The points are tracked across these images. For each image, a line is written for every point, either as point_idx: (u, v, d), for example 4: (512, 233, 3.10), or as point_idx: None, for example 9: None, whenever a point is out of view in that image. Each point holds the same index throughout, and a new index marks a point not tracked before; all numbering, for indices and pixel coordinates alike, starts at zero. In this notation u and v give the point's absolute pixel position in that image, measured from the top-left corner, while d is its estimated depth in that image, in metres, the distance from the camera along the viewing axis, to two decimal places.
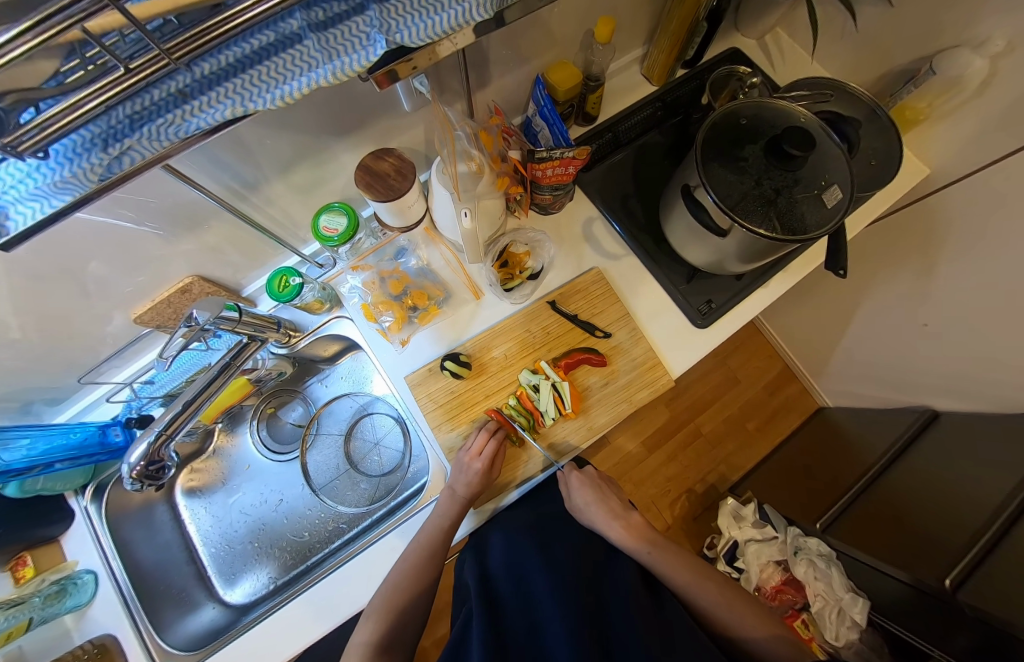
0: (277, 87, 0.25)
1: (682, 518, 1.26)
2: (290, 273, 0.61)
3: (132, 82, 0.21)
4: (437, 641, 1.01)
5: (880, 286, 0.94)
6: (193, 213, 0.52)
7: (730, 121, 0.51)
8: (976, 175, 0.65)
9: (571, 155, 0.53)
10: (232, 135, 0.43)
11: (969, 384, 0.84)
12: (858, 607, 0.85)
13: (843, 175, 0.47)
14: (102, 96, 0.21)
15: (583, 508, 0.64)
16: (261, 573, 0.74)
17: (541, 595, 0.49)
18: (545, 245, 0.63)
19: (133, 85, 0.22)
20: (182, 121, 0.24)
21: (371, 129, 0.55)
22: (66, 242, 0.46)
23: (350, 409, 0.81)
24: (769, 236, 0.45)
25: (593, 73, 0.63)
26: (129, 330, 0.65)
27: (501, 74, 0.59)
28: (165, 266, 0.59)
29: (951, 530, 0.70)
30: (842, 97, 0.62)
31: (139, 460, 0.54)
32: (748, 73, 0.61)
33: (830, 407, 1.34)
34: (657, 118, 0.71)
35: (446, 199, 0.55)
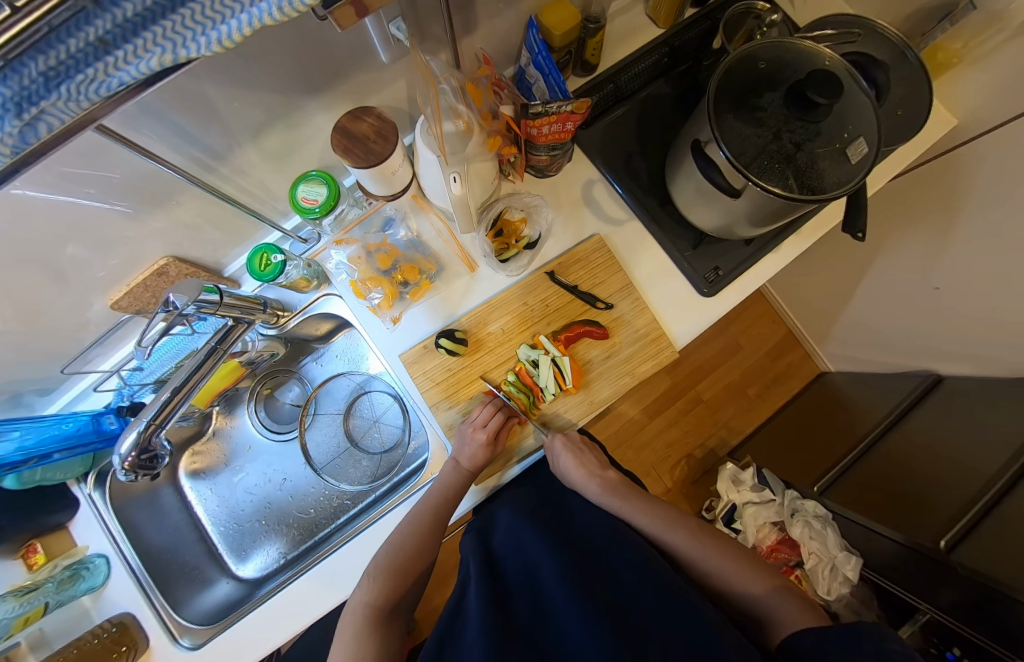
0: (215, 26, 0.19)
1: (681, 484, 1.29)
2: (271, 250, 0.57)
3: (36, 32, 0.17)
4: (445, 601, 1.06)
5: (895, 247, 0.90)
6: (157, 187, 0.48)
7: (747, 67, 0.45)
8: (1005, 127, 0.60)
9: (569, 109, 0.48)
10: (191, 94, 0.39)
11: (981, 348, 0.82)
12: (851, 564, 0.88)
13: (869, 127, 0.43)
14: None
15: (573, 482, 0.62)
16: (271, 548, 0.75)
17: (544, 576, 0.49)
18: (542, 211, 0.60)
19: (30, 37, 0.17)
20: (105, 77, 0.19)
21: (345, 84, 0.49)
22: (20, 222, 0.42)
23: (347, 388, 0.80)
24: (783, 194, 0.41)
25: (593, 14, 0.56)
26: (109, 316, 0.63)
27: (489, 16, 0.52)
28: (136, 246, 0.55)
29: (947, 496, 0.71)
30: (870, 37, 0.56)
31: (130, 450, 0.52)
32: (767, 9, 0.54)
33: (832, 372, 1.33)
34: (663, 66, 0.65)
35: (433, 164, 0.50)
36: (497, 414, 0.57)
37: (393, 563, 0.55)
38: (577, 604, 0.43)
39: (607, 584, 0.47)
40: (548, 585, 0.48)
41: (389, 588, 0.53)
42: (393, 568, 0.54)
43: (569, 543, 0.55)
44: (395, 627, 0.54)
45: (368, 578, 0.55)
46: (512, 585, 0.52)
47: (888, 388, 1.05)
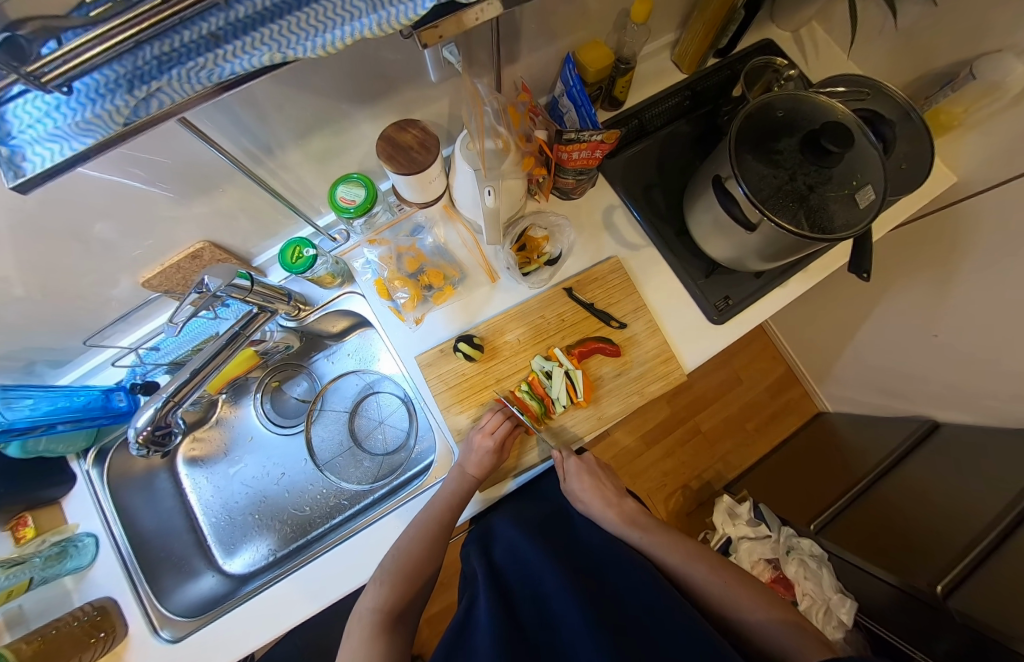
0: (318, 34, 0.22)
1: (675, 513, 1.28)
2: (304, 244, 0.59)
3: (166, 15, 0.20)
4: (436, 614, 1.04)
5: (895, 293, 0.93)
6: (206, 175, 0.51)
7: (766, 114, 0.49)
8: (1004, 188, 0.64)
9: (600, 138, 0.51)
10: (260, 93, 0.42)
11: (980, 397, 0.84)
12: (846, 607, 0.87)
13: (875, 176, 0.46)
14: (129, 28, 0.20)
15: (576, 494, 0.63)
16: (261, 544, 0.74)
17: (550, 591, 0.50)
18: (565, 231, 0.63)
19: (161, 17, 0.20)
20: (215, 66, 0.22)
21: (394, 98, 0.53)
22: (77, 196, 0.44)
23: (356, 387, 0.81)
24: (796, 231, 0.44)
25: (625, 56, 0.61)
26: (136, 294, 0.64)
27: (531, 50, 0.57)
28: (176, 229, 0.57)
29: (944, 541, 0.71)
30: (876, 96, 0.60)
31: (146, 424, 0.53)
32: (785, 65, 0.59)
33: (830, 412, 1.34)
34: (684, 107, 0.70)
35: (469, 178, 0.53)
36: (504, 423, 0.57)
37: (397, 565, 0.54)
38: (583, 620, 0.44)
39: (615, 605, 0.47)
40: (555, 598, 0.48)
41: (390, 591, 0.53)
42: (397, 571, 0.54)
43: (570, 559, 0.55)
44: (399, 631, 0.53)
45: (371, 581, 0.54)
46: (519, 594, 0.52)
47: (885, 431, 1.07)
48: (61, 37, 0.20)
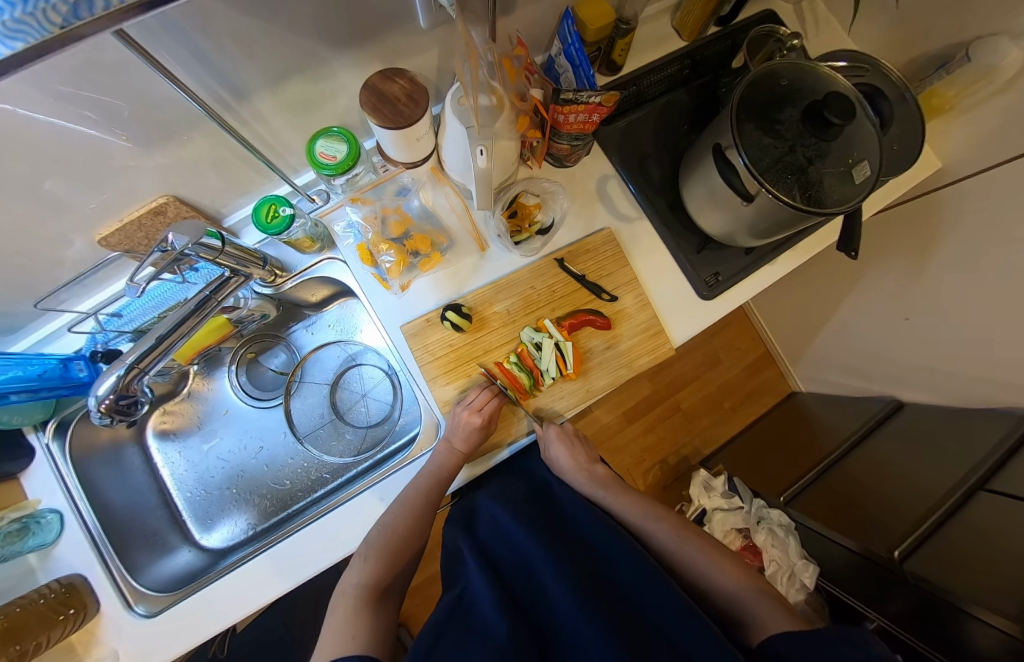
0: None
1: (654, 488, 1.33)
2: (280, 202, 0.55)
3: None
4: (429, 579, 1.06)
5: (872, 277, 0.97)
6: (168, 119, 0.46)
7: (769, 82, 0.48)
8: (985, 174, 0.66)
9: (598, 101, 0.49)
10: (230, 23, 0.38)
11: (941, 378, 0.89)
12: (808, 572, 0.93)
13: (872, 151, 0.46)
14: None
15: (563, 468, 0.63)
16: (239, 519, 0.72)
17: (538, 565, 0.50)
18: (557, 197, 0.60)
19: None
20: None
21: (380, 43, 0.49)
22: (14, 136, 0.39)
23: (337, 359, 0.78)
24: (792, 204, 0.44)
25: (626, 15, 0.58)
26: (93, 253, 0.59)
27: (528, 0, 0.53)
28: (136, 181, 0.52)
29: (903, 510, 0.77)
30: (876, 73, 0.60)
31: (106, 394, 0.50)
32: (789, 33, 0.57)
33: (803, 392, 1.40)
34: (683, 76, 0.67)
35: (460, 136, 0.50)
36: (492, 400, 0.56)
37: (384, 538, 0.54)
38: (568, 593, 0.45)
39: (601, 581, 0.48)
40: (541, 572, 0.49)
41: (379, 565, 0.53)
42: (385, 546, 0.54)
43: (555, 532, 0.56)
44: (389, 603, 0.53)
45: (360, 556, 0.54)
46: (506, 567, 0.52)
47: (852, 411, 1.13)
48: None
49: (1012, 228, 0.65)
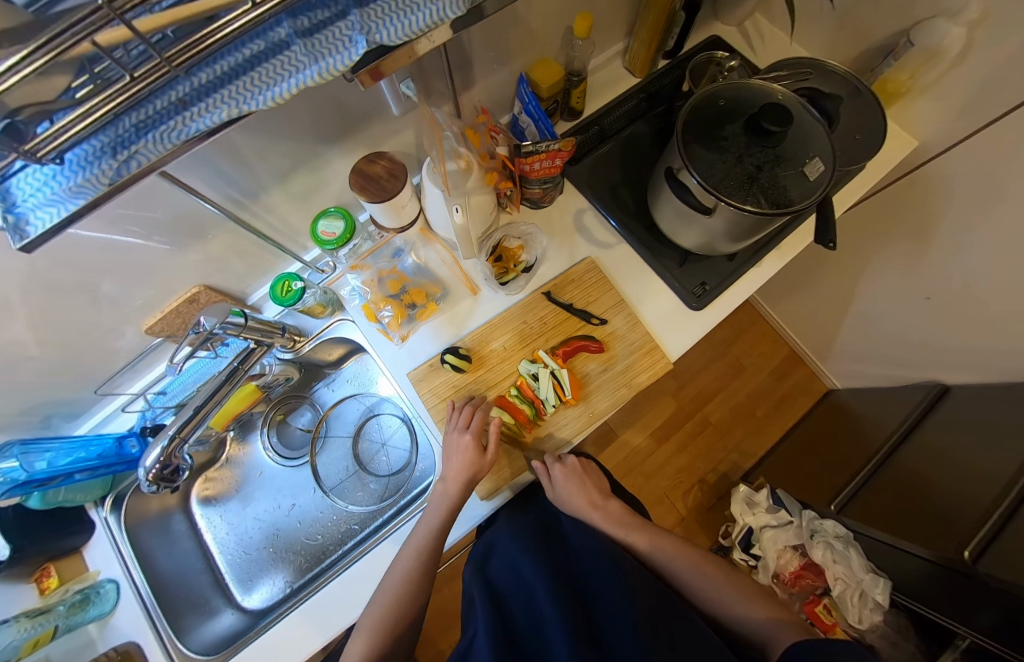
0: (269, 90, 0.28)
1: (695, 510, 1.25)
2: (292, 278, 0.63)
3: (140, 87, 0.24)
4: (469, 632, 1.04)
5: (879, 262, 0.94)
6: (197, 224, 0.54)
7: (709, 103, 0.52)
8: (965, 143, 0.66)
9: (557, 147, 0.54)
10: (232, 146, 0.46)
11: (981, 355, 0.83)
12: (880, 588, 0.84)
13: (824, 149, 0.49)
14: (111, 103, 0.24)
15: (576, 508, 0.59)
16: (277, 577, 0.75)
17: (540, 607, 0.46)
18: (536, 238, 0.65)
19: (139, 91, 0.24)
20: (184, 126, 0.27)
21: (362, 134, 0.57)
22: (78, 257, 0.48)
23: (357, 411, 0.82)
24: (755, 210, 0.46)
25: (575, 68, 0.65)
26: (140, 342, 0.68)
27: (485, 74, 0.61)
28: (174, 278, 0.61)
29: (969, 500, 0.69)
30: (822, 74, 0.65)
31: (154, 463, 0.56)
32: (725, 58, 0.63)
33: (840, 389, 1.31)
34: (641, 109, 0.73)
35: (438, 198, 0.56)
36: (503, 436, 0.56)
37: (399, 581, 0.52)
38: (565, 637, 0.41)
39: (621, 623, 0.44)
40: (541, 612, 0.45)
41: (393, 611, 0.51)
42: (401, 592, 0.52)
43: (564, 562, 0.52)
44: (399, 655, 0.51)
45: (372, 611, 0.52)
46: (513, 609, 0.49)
47: (894, 402, 1.05)
48: (52, 116, 0.25)
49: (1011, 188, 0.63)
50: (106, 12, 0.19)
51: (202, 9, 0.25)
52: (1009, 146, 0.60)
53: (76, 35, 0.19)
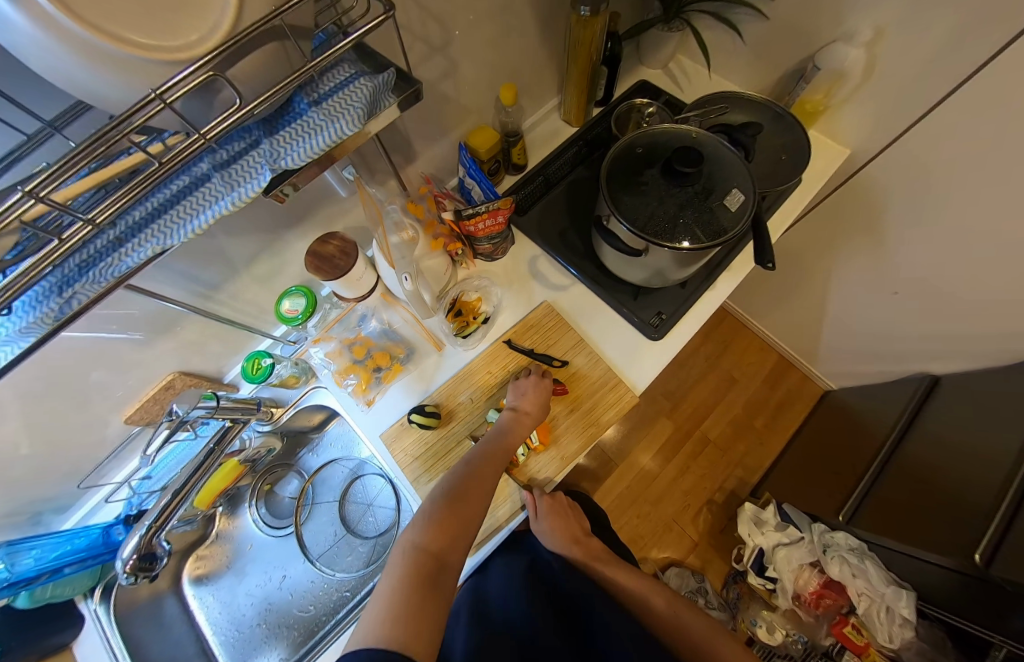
0: (190, 223, 0.32)
1: (708, 533, 1.21)
2: (262, 355, 0.66)
3: (68, 245, 0.28)
4: None
5: (841, 265, 0.95)
6: (167, 315, 0.58)
7: (627, 153, 0.56)
8: (891, 148, 0.69)
9: (496, 206, 0.59)
10: (191, 245, 0.50)
11: (969, 342, 0.82)
12: (903, 601, 0.79)
13: (743, 180, 0.52)
14: (45, 262, 0.27)
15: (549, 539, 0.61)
16: (272, 655, 0.73)
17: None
18: (492, 290, 0.69)
19: (67, 251, 0.28)
20: (117, 263, 0.32)
21: (316, 216, 0.61)
22: (53, 357, 0.51)
23: (342, 475, 0.83)
24: (691, 247, 0.49)
25: (511, 130, 0.71)
26: (123, 431, 0.70)
27: (427, 146, 0.66)
28: (151, 367, 0.64)
29: (975, 489, 0.67)
30: (743, 103, 0.71)
31: (130, 554, 0.57)
32: (644, 104, 0.69)
33: (836, 389, 1.28)
34: (582, 154, 0.78)
35: (388, 268, 0.60)
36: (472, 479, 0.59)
37: None
38: None
39: None
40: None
41: None
42: None
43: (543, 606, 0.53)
44: None
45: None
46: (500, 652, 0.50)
47: (888, 398, 1.03)
48: (2, 273, 0.29)
49: (948, 179, 0.65)
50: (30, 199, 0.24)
51: (126, 167, 0.30)
52: (935, 142, 0.63)
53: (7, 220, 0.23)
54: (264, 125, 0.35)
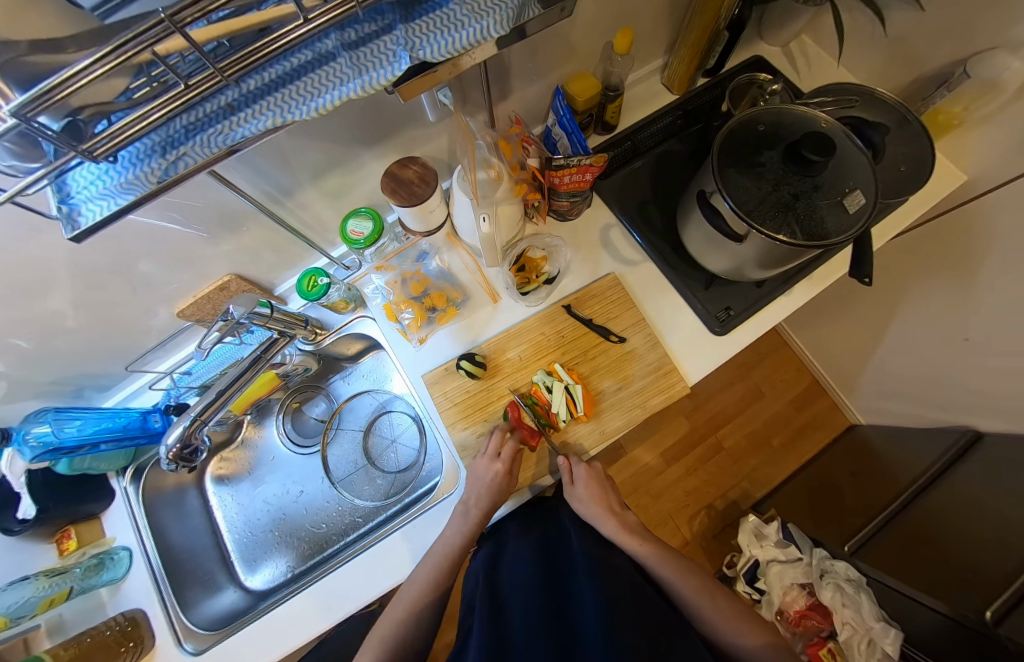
0: (312, 100, 0.29)
1: (700, 535, 1.22)
2: (319, 273, 0.65)
3: (190, 96, 0.25)
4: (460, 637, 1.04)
5: (916, 298, 0.90)
6: (233, 216, 0.57)
7: (748, 128, 0.51)
8: (1014, 183, 0.63)
9: (588, 163, 0.53)
10: (272, 145, 0.48)
11: (1016, 403, 0.78)
12: (890, 638, 0.79)
13: (866, 181, 0.47)
14: (163, 109, 0.25)
15: (583, 506, 0.59)
16: (280, 561, 0.77)
17: None
18: (561, 251, 0.65)
19: (190, 100, 0.26)
20: (229, 131, 0.29)
21: (396, 139, 0.58)
22: (125, 240, 0.51)
23: (370, 407, 0.84)
24: (788, 242, 0.45)
25: (613, 83, 0.65)
26: (172, 324, 0.71)
27: (522, 85, 0.62)
28: (207, 265, 0.64)
29: (999, 553, 0.65)
30: (869, 102, 0.63)
31: (175, 442, 0.58)
32: (768, 80, 0.62)
33: (864, 425, 1.27)
34: (677, 126, 0.72)
35: (466, 206, 0.57)
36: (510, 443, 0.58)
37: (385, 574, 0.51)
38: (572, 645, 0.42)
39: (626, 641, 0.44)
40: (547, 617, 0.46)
41: None
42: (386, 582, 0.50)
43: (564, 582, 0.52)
44: None
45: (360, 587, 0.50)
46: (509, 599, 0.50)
47: (923, 444, 0.99)
48: (110, 116, 0.27)
49: None
50: (167, 26, 0.20)
51: (256, 21, 0.26)
52: None
53: (141, 43, 0.20)
54: (399, 8, 0.30)
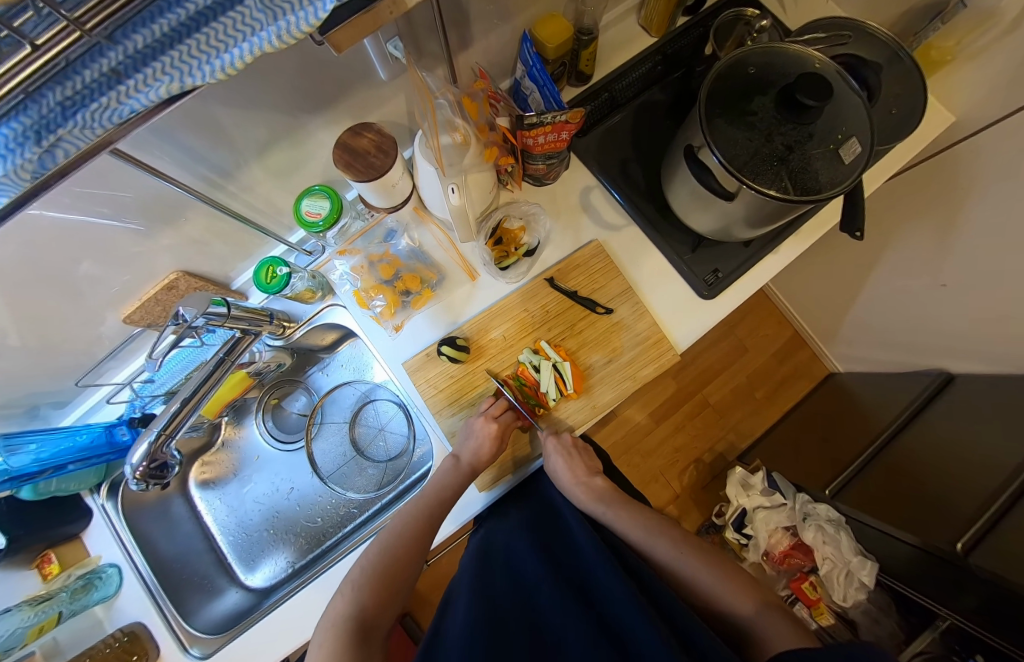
0: (217, 56, 0.23)
1: (690, 488, 1.28)
2: (277, 262, 0.60)
3: (48, 58, 0.20)
4: None
5: (897, 247, 0.90)
6: (169, 205, 0.50)
7: (737, 72, 0.46)
8: (1001, 124, 0.60)
9: (564, 119, 0.48)
10: (196, 119, 0.41)
11: (984, 344, 0.82)
12: (867, 569, 0.86)
13: (861, 125, 0.44)
14: (17, 79, 0.20)
15: (555, 472, 0.60)
16: (279, 557, 0.76)
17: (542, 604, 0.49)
18: (540, 219, 0.61)
19: (46, 64, 0.20)
20: (117, 104, 0.23)
21: (346, 102, 0.51)
22: (43, 243, 0.44)
23: (353, 397, 0.81)
24: (780, 197, 0.42)
25: (585, 25, 0.58)
26: (122, 330, 0.65)
27: (484, 32, 0.55)
28: (150, 263, 0.57)
29: (968, 488, 0.70)
30: (860, 40, 0.58)
31: (141, 460, 0.54)
32: (756, 15, 0.55)
33: (842, 373, 1.31)
34: (657, 73, 0.66)
35: (431, 176, 0.52)
36: (508, 409, 0.57)
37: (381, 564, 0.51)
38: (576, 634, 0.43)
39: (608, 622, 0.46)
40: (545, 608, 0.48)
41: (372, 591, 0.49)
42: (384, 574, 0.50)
43: (555, 574, 0.52)
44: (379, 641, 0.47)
45: (347, 587, 0.50)
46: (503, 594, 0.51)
47: (897, 389, 1.03)
48: None
49: None
50: None
51: None
52: None
53: None
54: None
